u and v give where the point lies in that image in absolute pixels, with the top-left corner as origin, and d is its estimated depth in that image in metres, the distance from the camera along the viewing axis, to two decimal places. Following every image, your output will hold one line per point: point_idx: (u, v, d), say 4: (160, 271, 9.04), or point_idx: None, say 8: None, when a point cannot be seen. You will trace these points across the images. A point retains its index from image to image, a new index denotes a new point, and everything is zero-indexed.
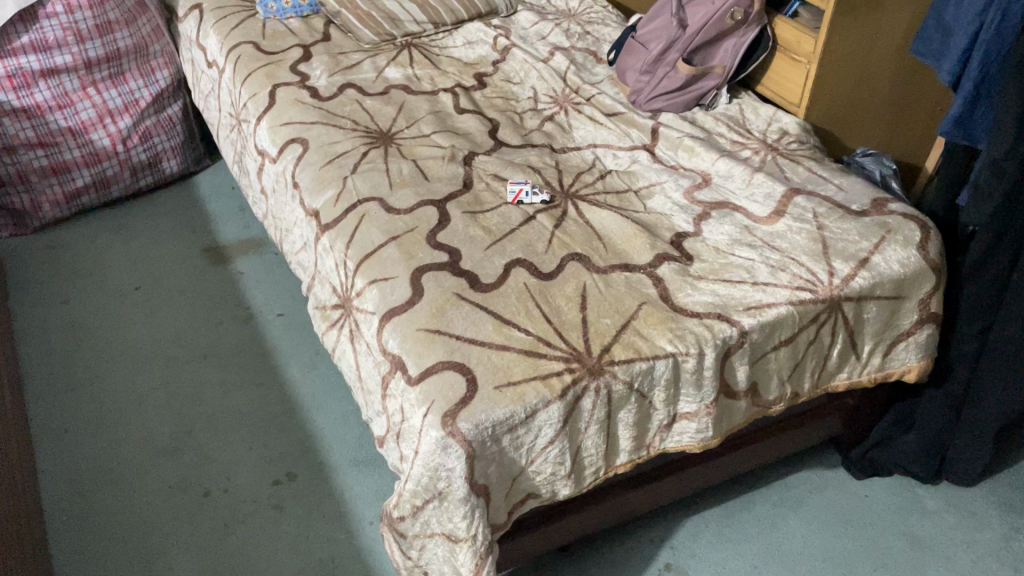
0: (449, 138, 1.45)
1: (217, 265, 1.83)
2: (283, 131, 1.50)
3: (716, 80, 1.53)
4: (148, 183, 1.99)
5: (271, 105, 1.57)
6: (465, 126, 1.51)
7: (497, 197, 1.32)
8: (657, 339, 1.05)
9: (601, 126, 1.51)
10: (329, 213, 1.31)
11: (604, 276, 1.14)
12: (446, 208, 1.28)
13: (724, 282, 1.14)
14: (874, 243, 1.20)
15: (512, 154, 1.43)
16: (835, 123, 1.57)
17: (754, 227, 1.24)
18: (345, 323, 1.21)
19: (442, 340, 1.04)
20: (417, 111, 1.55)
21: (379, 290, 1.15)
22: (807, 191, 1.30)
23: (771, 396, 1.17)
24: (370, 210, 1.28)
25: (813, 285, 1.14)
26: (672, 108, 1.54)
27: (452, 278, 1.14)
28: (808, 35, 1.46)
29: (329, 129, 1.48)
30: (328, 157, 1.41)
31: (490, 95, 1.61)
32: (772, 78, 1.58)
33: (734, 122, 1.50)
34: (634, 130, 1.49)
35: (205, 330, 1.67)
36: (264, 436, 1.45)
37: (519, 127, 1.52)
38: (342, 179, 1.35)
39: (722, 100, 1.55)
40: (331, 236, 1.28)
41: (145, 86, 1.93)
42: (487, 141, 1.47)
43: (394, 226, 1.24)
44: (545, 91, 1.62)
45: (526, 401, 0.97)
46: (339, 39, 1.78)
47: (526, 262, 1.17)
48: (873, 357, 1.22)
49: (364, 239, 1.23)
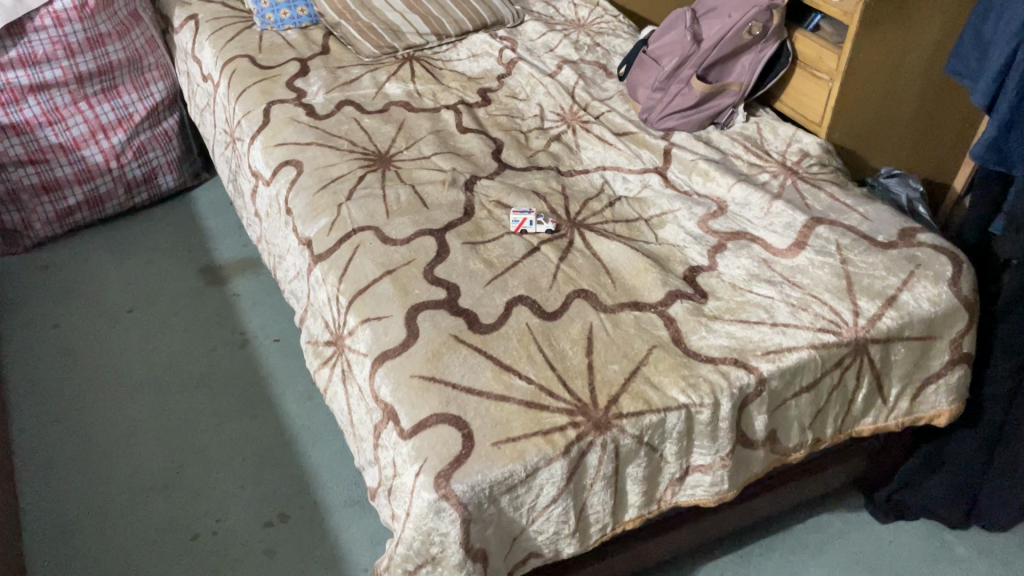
0: (450, 160, 1.38)
1: (212, 286, 1.76)
2: (276, 152, 1.43)
3: (732, 97, 1.45)
4: (143, 199, 1.94)
5: (266, 124, 1.50)
6: (467, 146, 1.44)
7: (499, 226, 1.24)
8: (669, 388, 0.98)
9: (611, 147, 1.43)
10: (322, 243, 1.24)
11: (612, 316, 1.07)
12: (446, 238, 1.21)
13: (740, 323, 1.06)
14: (902, 279, 1.12)
15: (516, 178, 1.35)
16: (858, 142, 1.49)
17: (774, 260, 1.16)
18: (337, 362, 1.14)
19: (438, 388, 0.97)
20: (417, 130, 1.47)
21: (372, 330, 1.08)
22: (829, 219, 1.22)
23: (791, 443, 1.09)
24: (365, 240, 1.21)
25: (837, 326, 1.06)
26: (685, 127, 1.46)
27: (449, 318, 1.06)
28: (832, 50, 1.38)
29: (325, 150, 1.41)
30: (322, 181, 1.34)
31: (494, 112, 1.54)
32: (792, 94, 1.49)
33: (752, 143, 1.42)
34: (645, 151, 1.41)
35: (199, 354, 1.60)
36: (256, 472, 1.39)
37: (525, 147, 1.44)
38: (336, 205, 1.28)
39: (739, 119, 1.46)
40: (324, 269, 1.21)
41: (139, 100, 1.86)
42: (490, 163, 1.39)
43: (390, 258, 1.17)
44: (552, 108, 1.55)
45: (527, 459, 0.90)
46: (338, 52, 1.71)
47: (529, 299, 1.09)
48: (900, 401, 1.14)
49: (357, 273, 1.16)
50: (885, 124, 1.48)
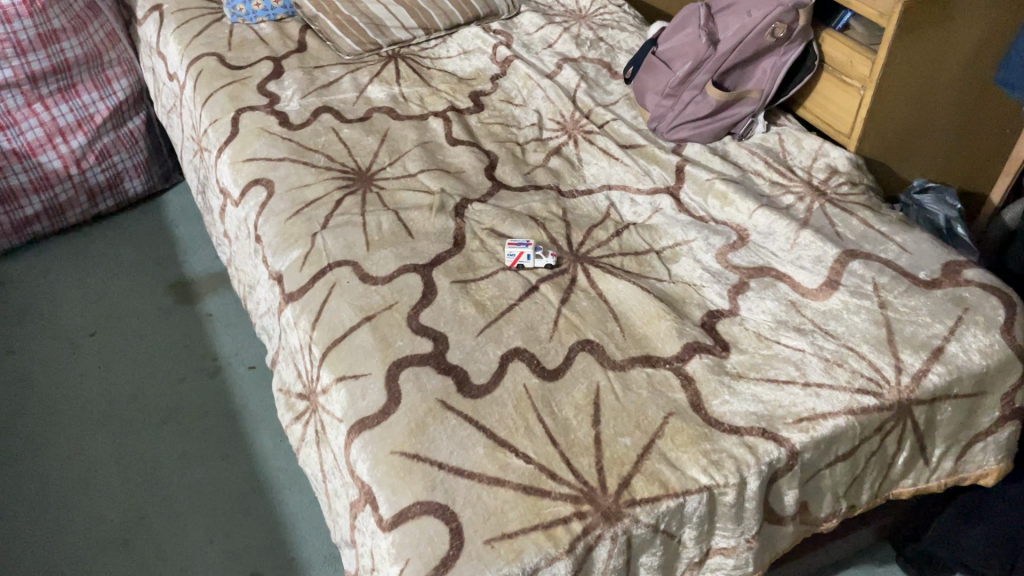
0: (438, 179, 1.24)
1: (183, 304, 1.63)
2: (245, 169, 1.29)
3: (752, 105, 1.30)
4: (109, 206, 1.80)
5: (234, 135, 1.35)
6: (457, 162, 1.29)
7: (493, 259, 1.11)
8: (689, 467, 0.85)
9: (616, 162, 1.29)
10: (294, 280, 1.10)
11: (622, 374, 0.93)
12: (433, 276, 1.07)
13: (768, 383, 0.93)
14: (949, 327, 0.99)
15: (512, 200, 1.22)
16: (892, 155, 1.34)
17: (803, 303, 1.03)
18: (311, 420, 1.01)
19: (422, 468, 0.84)
20: (402, 142, 1.33)
21: (348, 391, 0.95)
22: (863, 253, 1.09)
23: (823, 513, 0.97)
24: (342, 278, 1.08)
25: (877, 387, 0.93)
26: (699, 139, 1.32)
27: (436, 378, 0.93)
28: (864, 55, 1.22)
29: (299, 167, 1.26)
30: (295, 205, 1.20)
31: (488, 120, 1.39)
32: (817, 101, 1.35)
33: (773, 157, 1.28)
34: (655, 167, 1.27)
35: (167, 385, 1.47)
36: (227, 523, 1.26)
37: (521, 162, 1.30)
38: (310, 235, 1.14)
39: (758, 129, 1.33)
40: (296, 311, 1.07)
41: (100, 99, 1.71)
42: (482, 183, 1.25)
43: (369, 300, 1.04)
44: (551, 115, 1.40)
45: (525, 560, 0.77)
46: (315, 49, 1.56)
47: (526, 352, 0.96)
48: (943, 461, 1.02)
49: (333, 317, 1.03)
50: (920, 132, 1.32)
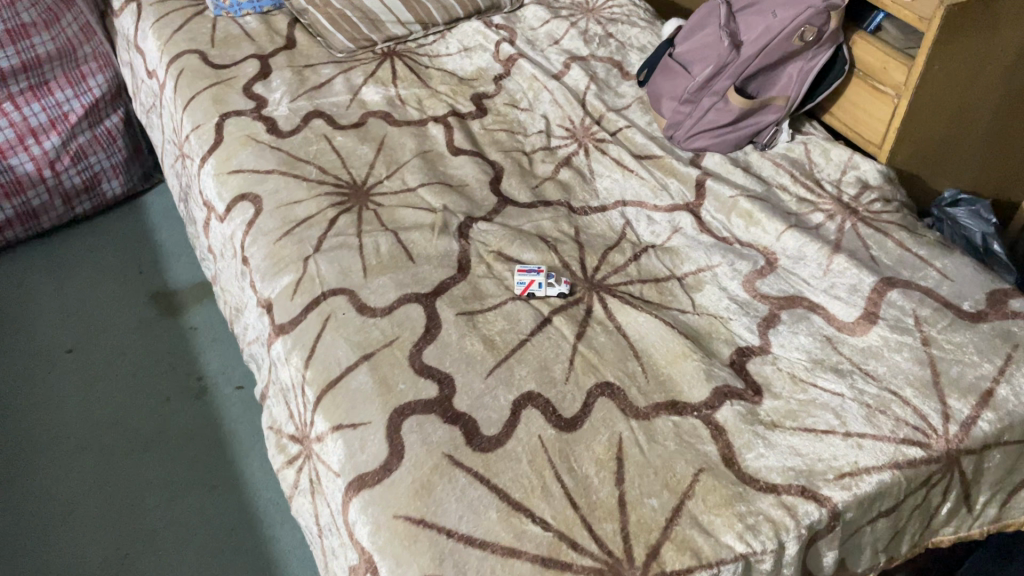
0: (440, 195, 1.15)
1: (166, 317, 1.53)
2: (231, 182, 1.19)
3: (776, 113, 1.21)
4: (86, 209, 1.70)
5: (218, 143, 1.25)
6: (460, 175, 1.20)
7: (501, 287, 1.02)
8: (722, 532, 0.77)
9: (631, 174, 1.20)
10: (286, 310, 1.01)
11: (646, 424, 0.85)
12: (436, 306, 0.99)
13: (805, 432, 0.85)
14: (998, 367, 0.91)
15: (519, 218, 1.13)
16: (923, 166, 1.25)
17: (839, 339, 0.94)
18: (304, 467, 0.93)
19: (428, 536, 0.76)
20: (400, 151, 1.24)
21: (345, 442, 0.86)
22: (901, 281, 1.00)
23: (861, 568, 0.89)
24: (337, 309, 0.99)
25: (924, 436, 0.85)
26: (718, 148, 1.23)
27: (442, 428, 0.85)
28: (901, 61, 1.14)
29: (289, 180, 1.17)
30: (286, 225, 1.10)
31: (491, 125, 1.30)
32: (845, 107, 1.26)
33: (799, 170, 1.19)
34: (673, 180, 1.18)
35: (150, 408, 1.38)
36: (214, 561, 1.18)
37: (528, 174, 1.21)
38: (302, 259, 1.05)
39: (782, 138, 1.24)
40: (287, 345, 0.98)
41: (75, 97, 1.60)
42: (488, 198, 1.16)
43: (368, 336, 0.95)
44: (560, 121, 1.31)
45: None
46: (305, 45, 1.45)
47: (541, 398, 0.88)
48: (988, 508, 0.94)
49: (327, 354, 0.94)
50: (954, 142, 1.24)
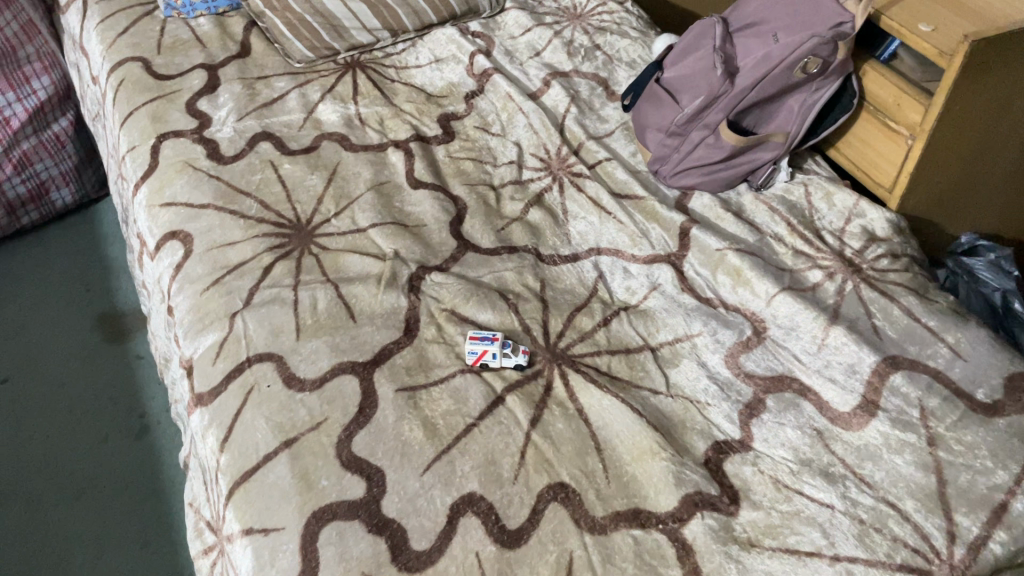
0: (392, 238, 1.02)
1: (110, 344, 1.42)
2: (162, 216, 1.07)
3: (775, 150, 1.08)
4: (33, 219, 1.59)
5: (153, 169, 1.13)
6: (417, 213, 1.08)
7: (451, 355, 0.90)
8: None
9: (609, 217, 1.07)
10: (206, 377, 0.89)
11: (601, 540, 0.74)
12: (374, 380, 0.87)
13: (785, 555, 0.73)
14: (1015, 475, 0.78)
15: (480, 268, 1.00)
16: (937, 210, 1.12)
17: (831, 434, 0.82)
18: (217, 564, 0.82)
19: None
20: (353, 182, 1.11)
21: (255, 550, 0.75)
22: (906, 362, 0.88)
23: None
24: (261, 380, 0.87)
25: (924, 563, 0.72)
26: (708, 187, 1.10)
27: (366, 540, 0.74)
28: (917, 99, 1.00)
29: (225, 216, 1.05)
30: (215, 272, 0.98)
31: (458, 152, 1.17)
32: (853, 143, 1.13)
33: (797, 217, 1.06)
34: (654, 227, 1.05)
35: (85, 449, 1.27)
36: None
37: (494, 213, 1.08)
38: (230, 315, 0.94)
39: (781, 177, 1.11)
40: (205, 420, 0.87)
41: (17, 101, 1.48)
42: (446, 243, 1.04)
43: (293, 416, 0.84)
44: (534, 149, 1.18)
45: None
46: (260, 53, 1.32)
47: (484, 502, 0.76)
48: None
49: (245, 437, 0.83)
50: (974, 185, 1.10)
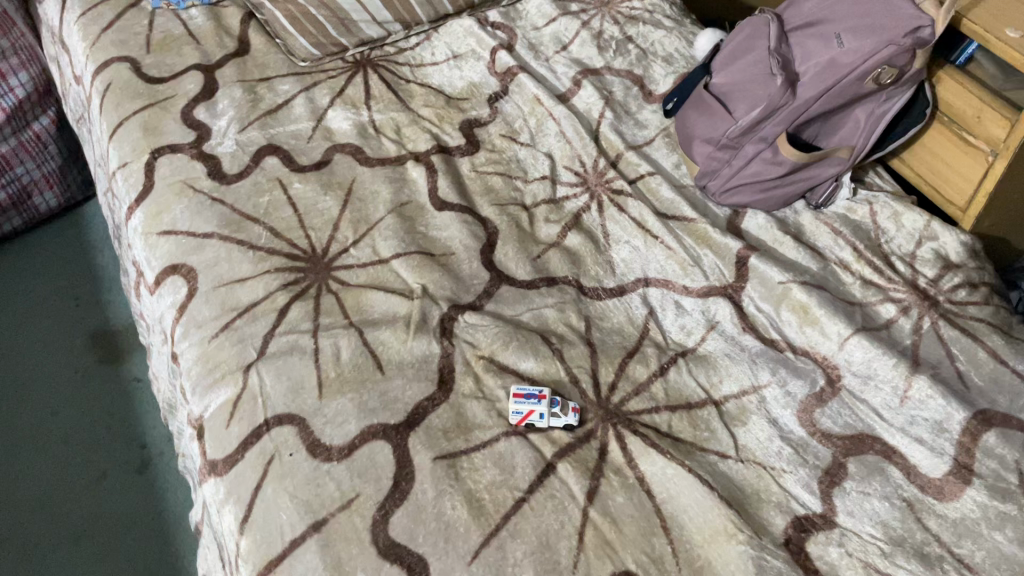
0: (418, 271, 0.92)
1: (106, 366, 1.33)
2: (161, 246, 0.96)
3: (838, 166, 0.98)
4: (16, 225, 1.47)
5: (148, 190, 1.02)
6: (444, 239, 0.97)
7: (492, 413, 0.81)
8: None
9: (656, 241, 0.97)
10: (218, 443, 0.80)
11: None
12: (408, 446, 0.77)
13: None
14: None
15: (517, 305, 0.91)
16: (1013, 229, 1.02)
17: (922, 504, 0.74)
18: None
19: None
20: (371, 203, 1.00)
21: None
22: (999, 417, 0.79)
23: None
24: (282, 448, 0.78)
25: None
26: (763, 205, 1.00)
27: None
28: (1002, 112, 0.90)
29: (231, 248, 0.94)
30: (224, 315, 0.88)
31: (484, 166, 1.06)
32: (921, 154, 1.03)
33: (863, 240, 0.97)
34: (707, 253, 0.95)
35: (82, 487, 1.18)
36: None
37: (528, 239, 0.98)
38: (243, 368, 0.84)
39: (843, 193, 1.01)
40: (220, 492, 0.78)
41: None
42: (478, 275, 0.94)
43: (321, 492, 0.75)
44: (568, 161, 1.07)
45: None
46: (261, 51, 1.20)
47: None
48: None
49: (267, 518, 0.74)
50: None
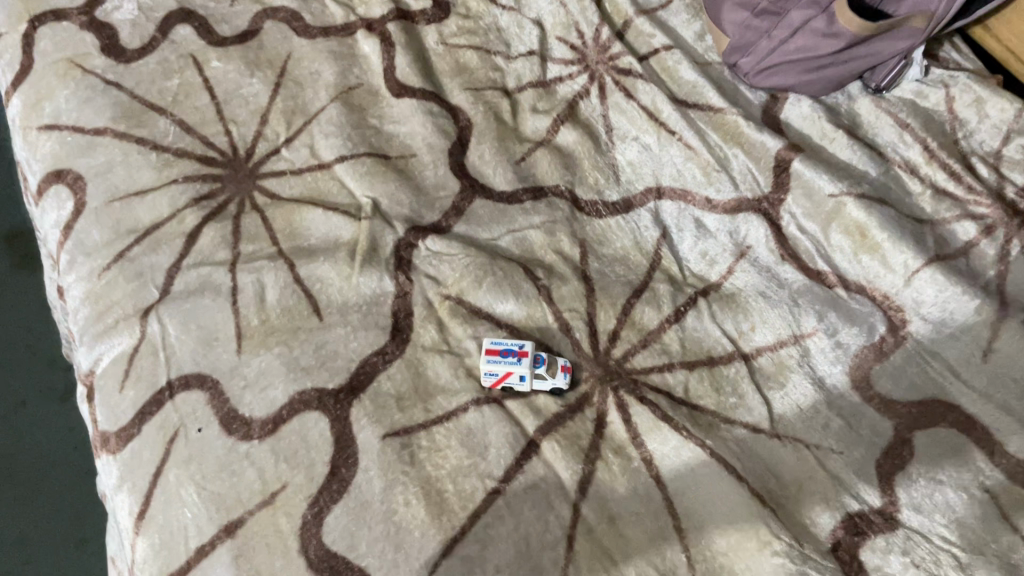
0: (369, 180, 0.72)
1: None
2: (42, 145, 0.75)
3: (909, 40, 0.73)
4: None
5: (25, 69, 0.78)
6: (402, 136, 0.77)
7: (459, 373, 0.64)
8: None
9: (674, 139, 0.76)
10: (110, 411, 0.62)
11: None
12: (350, 420, 0.61)
13: None
14: None
15: (494, 225, 0.72)
16: None
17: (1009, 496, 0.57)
18: None
19: None
20: (309, 88, 0.78)
21: None
22: None
23: None
24: (188, 420, 0.60)
25: None
26: (808, 89, 0.78)
27: None
28: None
29: (129, 149, 0.73)
30: (119, 240, 0.69)
31: (456, 38, 0.84)
32: (1016, 22, 0.80)
33: (936, 135, 0.76)
34: (737, 153, 0.75)
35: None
36: None
37: (510, 135, 0.77)
38: (141, 312, 0.65)
39: (913, 73, 0.78)
40: (113, 474, 0.61)
41: None
42: (445, 185, 0.74)
43: (238, 481, 0.58)
44: (562, 32, 0.84)
45: None
46: None
47: None
48: None
49: (169, 515, 0.58)
50: None
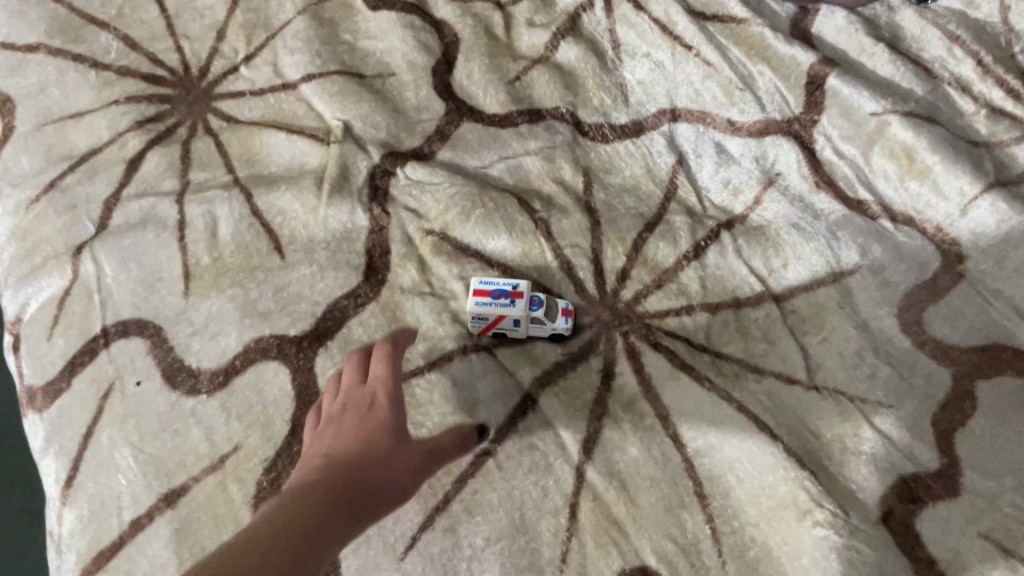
0: (340, 100, 0.63)
1: None
2: None
3: None
4: None
5: None
6: (380, 52, 0.66)
7: (443, 316, 0.55)
8: None
9: (691, 56, 0.65)
10: (37, 363, 0.53)
11: None
12: (314, 370, 0.52)
13: None
14: None
15: (485, 151, 0.62)
16: None
17: None
18: None
19: None
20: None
21: None
22: None
23: None
24: (125, 372, 0.52)
25: None
26: None
27: None
28: None
29: (64, 66, 0.64)
30: (51, 167, 0.60)
31: None
32: None
33: (992, 49, 0.65)
34: (763, 70, 0.64)
35: None
36: None
37: (503, 52, 0.67)
38: (73, 248, 0.56)
39: None
40: (39, 436, 0.52)
41: None
42: (429, 107, 0.64)
43: (183, 441, 0.50)
44: None
45: None
46: None
47: None
48: None
49: (100, 482, 0.49)
50: None
